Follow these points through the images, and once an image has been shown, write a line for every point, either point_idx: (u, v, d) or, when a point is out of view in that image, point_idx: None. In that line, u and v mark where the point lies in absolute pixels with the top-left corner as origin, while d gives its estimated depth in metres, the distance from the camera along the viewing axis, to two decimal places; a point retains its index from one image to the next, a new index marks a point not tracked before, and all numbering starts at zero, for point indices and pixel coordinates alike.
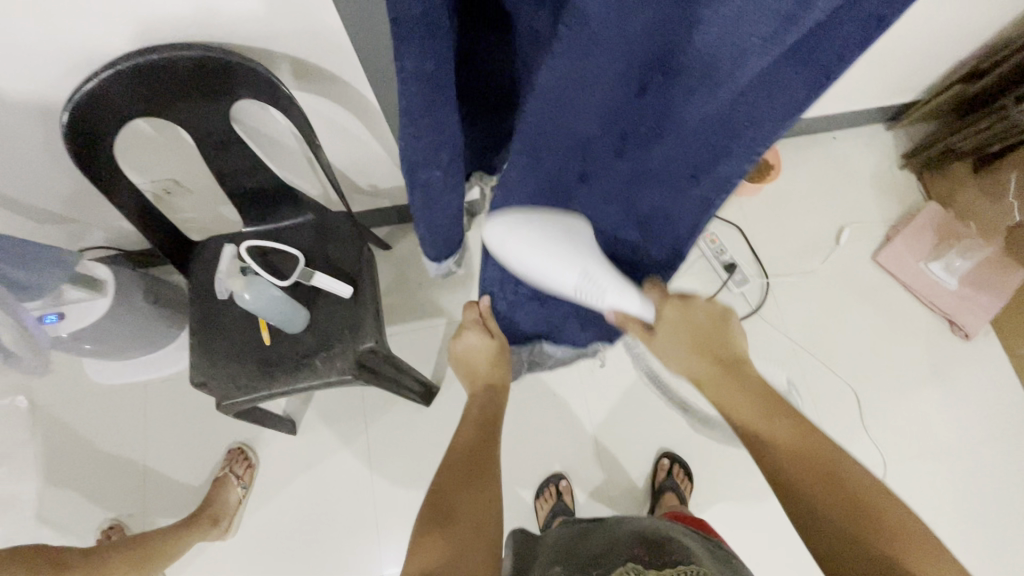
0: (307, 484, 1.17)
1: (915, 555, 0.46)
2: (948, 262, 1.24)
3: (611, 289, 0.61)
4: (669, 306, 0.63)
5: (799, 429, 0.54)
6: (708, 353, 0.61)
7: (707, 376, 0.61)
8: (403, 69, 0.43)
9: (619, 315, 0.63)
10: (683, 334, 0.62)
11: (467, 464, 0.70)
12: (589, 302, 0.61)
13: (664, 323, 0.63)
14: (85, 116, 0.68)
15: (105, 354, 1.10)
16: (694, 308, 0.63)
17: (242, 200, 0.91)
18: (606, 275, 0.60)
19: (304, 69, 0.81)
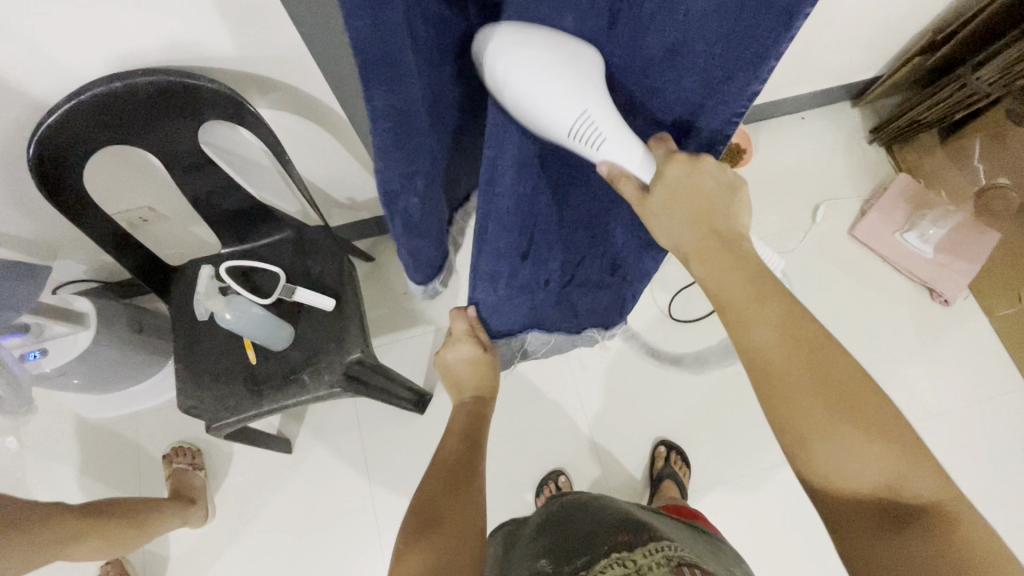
0: (307, 501, 1.16)
1: (917, 469, 0.46)
2: (923, 231, 1.27)
3: (612, 133, 0.46)
4: (673, 163, 0.50)
5: (808, 352, 0.48)
6: (707, 226, 0.52)
7: (703, 249, 0.52)
8: (373, 103, 0.39)
9: (612, 167, 0.49)
10: (683, 203, 0.51)
11: (453, 477, 0.71)
12: (583, 147, 0.47)
13: (664, 184, 0.49)
14: (51, 149, 0.68)
15: (92, 387, 1.09)
16: (703, 172, 0.51)
17: (219, 222, 0.91)
18: (607, 115, 0.45)
19: (269, 85, 0.81)
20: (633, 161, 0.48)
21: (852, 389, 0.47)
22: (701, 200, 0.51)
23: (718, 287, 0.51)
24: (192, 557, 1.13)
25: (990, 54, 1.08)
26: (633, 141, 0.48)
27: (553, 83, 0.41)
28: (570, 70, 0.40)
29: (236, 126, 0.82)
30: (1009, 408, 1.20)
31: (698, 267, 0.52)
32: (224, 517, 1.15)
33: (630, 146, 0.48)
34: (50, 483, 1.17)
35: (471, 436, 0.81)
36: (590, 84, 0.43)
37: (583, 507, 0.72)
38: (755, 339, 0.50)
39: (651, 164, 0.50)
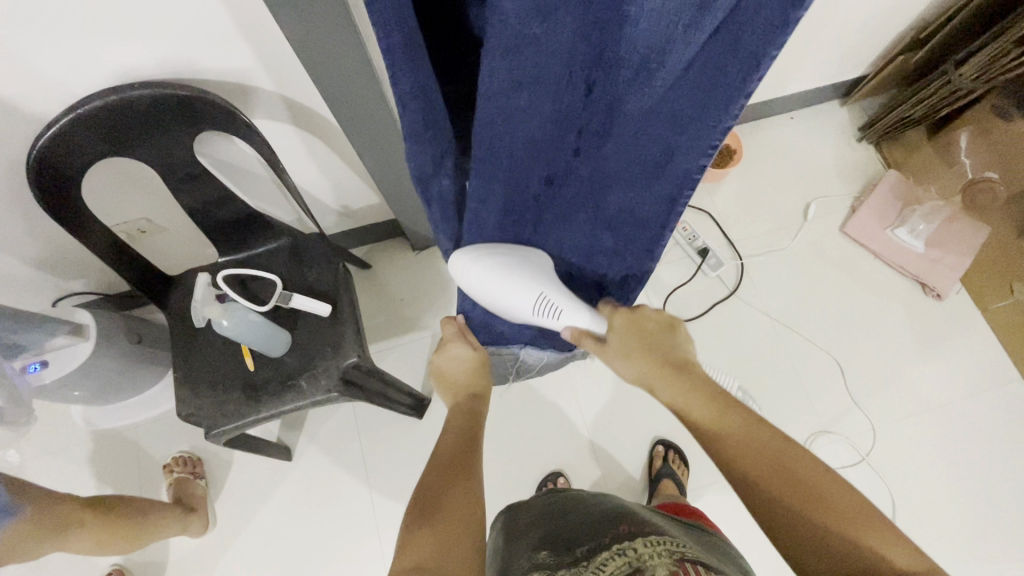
0: (307, 508, 1.16)
1: (863, 530, 0.47)
2: (913, 226, 1.28)
3: (565, 308, 0.69)
4: (618, 316, 0.66)
5: (748, 429, 0.54)
6: (658, 355, 0.62)
7: (652, 375, 0.61)
8: (395, 87, 0.44)
9: (573, 331, 0.68)
10: (632, 339, 0.64)
11: (454, 467, 0.70)
12: (545, 322, 0.70)
13: (614, 331, 0.65)
14: (51, 162, 0.70)
15: (93, 399, 1.10)
16: (643, 317, 0.66)
17: (216, 232, 0.93)
18: (559, 296, 0.69)
19: (263, 97, 0.83)
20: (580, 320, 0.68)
21: (813, 481, 0.50)
22: (649, 331, 0.64)
23: (681, 401, 0.58)
24: (193, 567, 1.13)
25: (977, 46, 1.10)
26: (580, 307, 0.69)
27: (507, 283, 0.69)
28: (522, 284, 0.69)
29: (231, 136, 0.84)
30: (1005, 400, 1.21)
31: (661, 394, 0.60)
32: (225, 526, 1.16)
33: (578, 314, 0.68)
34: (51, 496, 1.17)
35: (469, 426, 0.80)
36: (540, 284, 0.70)
37: (578, 505, 0.72)
38: (715, 441, 0.55)
39: (602, 320, 0.68)
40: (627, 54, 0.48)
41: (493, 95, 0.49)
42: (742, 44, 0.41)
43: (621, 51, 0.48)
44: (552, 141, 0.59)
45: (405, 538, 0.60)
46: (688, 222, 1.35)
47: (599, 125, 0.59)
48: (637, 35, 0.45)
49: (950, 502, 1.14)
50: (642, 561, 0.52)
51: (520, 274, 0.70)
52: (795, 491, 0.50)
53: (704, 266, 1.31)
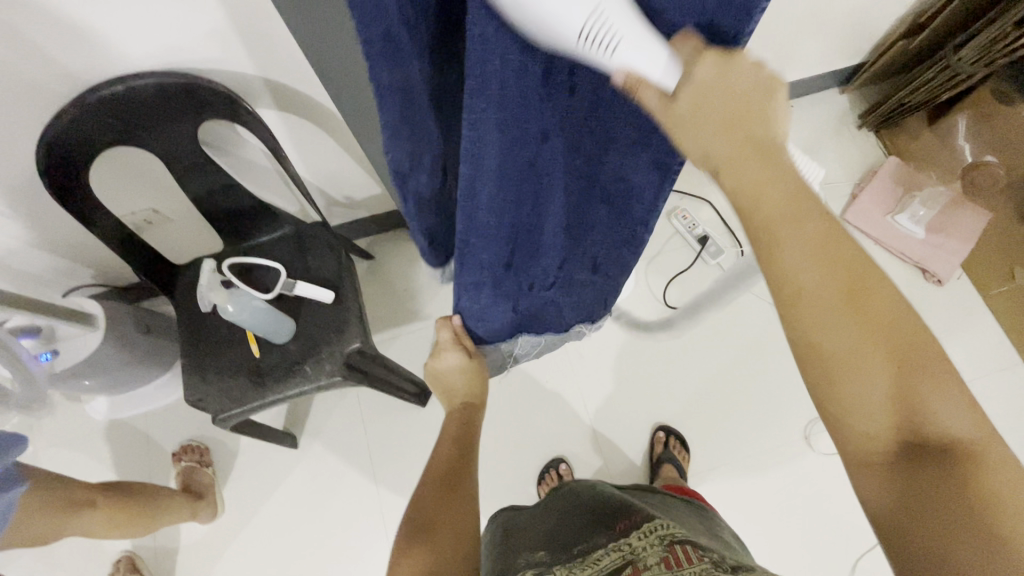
0: (313, 495, 1.18)
1: (938, 399, 0.37)
2: (913, 211, 1.29)
3: (628, 32, 0.32)
4: (703, 63, 0.34)
5: (853, 273, 0.37)
6: (746, 135, 0.37)
7: (732, 161, 0.37)
8: (380, 81, 0.41)
9: (627, 78, 0.34)
10: (712, 106, 0.36)
11: (449, 484, 0.71)
12: (582, 58, 0.33)
13: (690, 88, 0.35)
14: (61, 151, 0.72)
15: (103, 388, 1.12)
16: (738, 72, 0.35)
17: (221, 222, 0.95)
18: (621, 7, 0.31)
19: (266, 87, 0.84)
20: (651, 60, 0.33)
21: (897, 320, 0.37)
22: (743, 110, 0.36)
23: (750, 199, 0.37)
24: (203, 553, 1.15)
25: (972, 34, 1.10)
26: (653, 36, 0.33)
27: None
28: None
29: (234, 125, 0.85)
30: (1007, 384, 1.21)
31: (723, 181, 0.38)
32: (233, 512, 1.18)
33: (648, 48, 0.33)
34: None
35: (462, 439, 0.83)
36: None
37: (569, 506, 0.72)
38: (780, 261, 0.38)
39: (679, 70, 0.34)
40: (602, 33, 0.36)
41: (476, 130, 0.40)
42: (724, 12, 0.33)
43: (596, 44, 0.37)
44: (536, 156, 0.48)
45: (397, 558, 0.61)
46: (688, 210, 1.36)
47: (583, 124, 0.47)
48: None
49: None
50: (636, 554, 0.53)
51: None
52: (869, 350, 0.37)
53: (705, 253, 1.32)
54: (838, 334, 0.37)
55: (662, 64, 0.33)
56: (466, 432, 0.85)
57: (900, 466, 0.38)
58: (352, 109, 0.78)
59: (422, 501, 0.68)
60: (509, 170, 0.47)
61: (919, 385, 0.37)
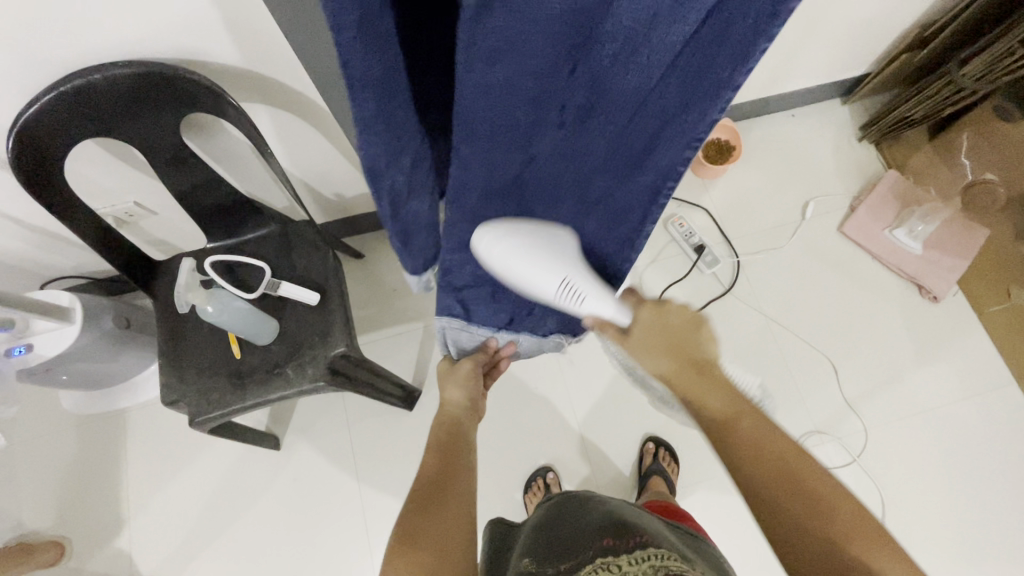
0: (295, 499, 1.16)
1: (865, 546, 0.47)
2: (911, 227, 1.27)
3: (589, 292, 0.61)
4: (645, 309, 0.61)
5: (767, 437, 0.53)
6: (682, 354, 0.58)
7: (678, 377, 0.57)
8: (352, 76, 0.38)
9: (595, 319, 0.62)
10: (658, 337, 0.59)
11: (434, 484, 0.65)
12: (565, 307, 0.62)
13: (640, 326, 0.60)
14: (34, 140, 0.69)
15: (80, 383, 1.10)
16: (668, 311, 0.61)
17: (205, 217, 0.91)
18: (585, 279, 0.61)
19: (253, 80, 0.81)
20: (606, 310, 0.61)
21: (826, 496, 0.50)
22: (677, 331, 0.59)
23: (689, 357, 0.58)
24: (182, 554, 1.12)
25: (976, 49, 1.09)
26: (607, 296, 0.61)
27: (529, 261, 0.58)
28: (539, 247, 0.59)
29: (220, 119, 0.82)
30: (997, 403, 1.20)
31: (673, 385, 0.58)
32: (211, 514, 1.15)
33: (603, 302, 0.61)
34: (38, 482, 1.17)
35: (451, 436, 0.76)
36: (568, 262, 0.61)
37: (568, 512, 0.70)
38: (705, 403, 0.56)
39: (627, 312, 0.61)
40: (612, 29, 0.39)
41: (465, 76, 0.39)
42: (715, 62, 0.41)
43: (604, 32, 0.40)
44: (529, 130, 0.48)
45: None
46: (685, 218, 1.34)
47: (581, 112, 0.49)
48: (620, 23, 0.39)
49: (937, 506, 1.14)
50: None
51: (540, 238, 0.60)
52: (803, 506, 0.50)
53: (700, 262, 1.30)
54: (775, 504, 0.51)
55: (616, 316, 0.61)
56: (455, 429, 0.78)
57: None
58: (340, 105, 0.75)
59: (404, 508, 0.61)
60: (499, 154, 0.50)
61: (827, 520, 0.49)
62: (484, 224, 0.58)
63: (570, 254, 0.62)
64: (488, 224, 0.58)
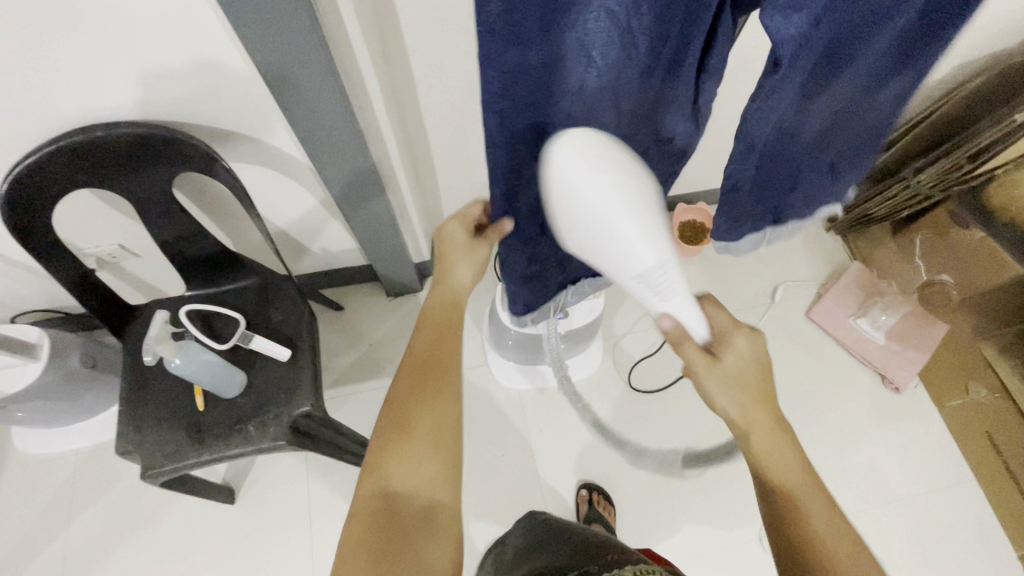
0: (243, 557, 1.10)
1: None
2: (875, 317, 1.32)
3: (679, 295, 0.55)
4: (738, 336, 0.61)
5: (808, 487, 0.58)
6: (766, 394, 0.61)
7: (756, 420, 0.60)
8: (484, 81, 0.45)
9: (677, 327, 0.58)
10: (746, 377, 0.60)
11: (433, 380, 0.62)
12: (648, 298, 0.56)
13: (731, 352, 0.60)
14: (25, 187, 0.71)
15: (33, 420, 1.07)
16: (755, 343, 0.62)
17: (186, 266, 0.93)
18: (676, 277, 0.54)
19: (250, 143, 0.86)
20: (692, 321, 0.57)
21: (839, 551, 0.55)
22: (762, 376, 0.61)
23: (783, 470, 0.59)
24: None
25: (931, 159, 1.17)
26: (698, 312, 0.57)
27: (626, 217, 0.49)
28: (632, 213, 0.49)
29: (211, 177, 0.85)
30: (959, 498, 1.21)
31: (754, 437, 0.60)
32: (150, 570, 1.09)
33: (687, 308, 0.56)
34: None
35: (451, 324, 0.68)
36: (667, 243, 0.52)
37: (561, 537, 0.74)
38: (808, 521, 0.56)
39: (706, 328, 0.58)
40: None
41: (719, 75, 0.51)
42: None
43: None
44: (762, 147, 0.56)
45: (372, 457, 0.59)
46: None
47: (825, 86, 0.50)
48: None
49: None
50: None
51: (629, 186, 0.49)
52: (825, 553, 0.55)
53: None
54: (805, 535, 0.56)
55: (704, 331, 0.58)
56: (455, 307, 0.70)
57: None
58: None
59: (395, 391, 0.62)
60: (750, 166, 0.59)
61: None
62: (568, 139, 0.49)
63: (662, 232, 0.52)
64: (567, 139, 0.49)
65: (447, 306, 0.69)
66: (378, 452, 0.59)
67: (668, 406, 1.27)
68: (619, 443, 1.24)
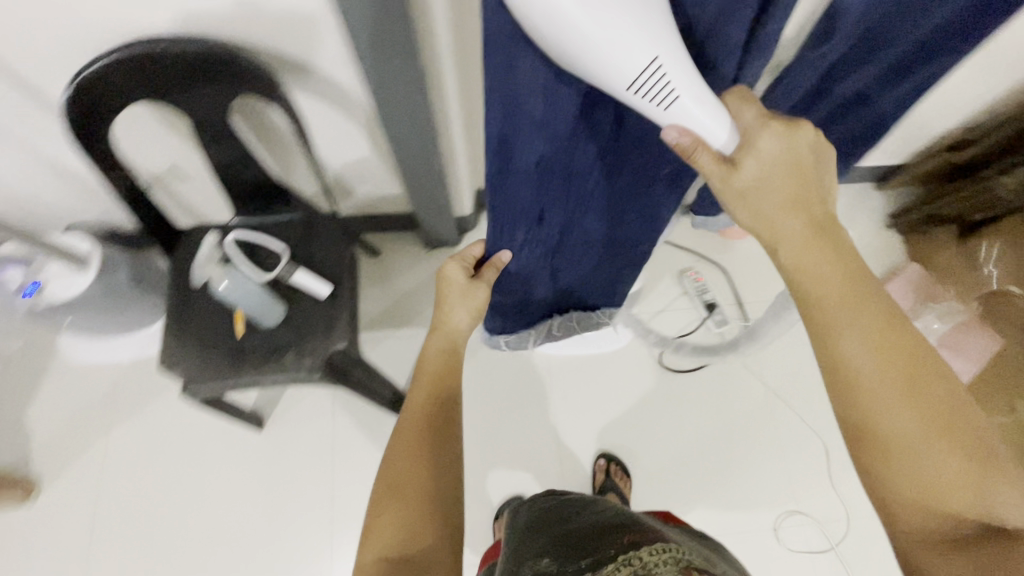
0: (266, 482, 1.14)
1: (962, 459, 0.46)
2: (927, 322, 1.26)
3: (685, 91, 0.45)
4: (767, 134, 0.48)
5: (892, 348, 0.48)
6: (807, 216, 0.50)
7: (796, 236, 0.50)
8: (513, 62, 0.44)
9: (687, 135, 0.48)
10: (779, 185, 0.50)
11: (426, 428, 0.69)
12: (650, 110, 0.46)
13: (754, 154, 0.49)
14: (90, 93, 0.70)
15: (79, 329, 1.11)
16: (800, 138, 0.50)
17: (236, 192, 0.93)
18: (680, 67, 0.44)
19: (311, 73, 0.84)
20: (704, 120, 0.47)
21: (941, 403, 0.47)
22: (803, 184, 0.50)
23: (813, 286, 0.50)
24: (141, 517, 1.11)
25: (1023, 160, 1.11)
26: (716, 105, 0.47)
27: (617, 17, 0.39)
28: (623, 10, 0.39)
29: (270, 103, 0.84)
30: None
31: (787, 258, 0.51)
32: (179, 482, 1.14)
33: (698, 109, 0.46)
34: (19, 418, 1.17)
35: (447, 375, 0.76)
36: (667, 35, 0.42)
37: (580, 507, 0.72)
38: (838, 349, 0.49)
39: (726, 128, 0.48)
40: None
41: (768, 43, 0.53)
42: None
43: None
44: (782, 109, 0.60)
45: (369, 517, 0.63)
46: (701, 273, 1.34)
47: None
48: None
49: None
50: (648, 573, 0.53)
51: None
52: (928, 424, 0.47)
53: (709, 320, 1.29)
54: (892, 414, 0.47)
55: (724, 135, 0.48)
56: (451, 358, 0.78)
57: (945, 546, 0.48)
58: None
59: (393, 453, 0.67)
60: None
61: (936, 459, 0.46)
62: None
63: (661, 18, 0.41)
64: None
65: (445, 356, 0.78)
66: (376, 506, 0.63)
67: (696, 388, 1.25)
68: (642, 419, 1.23)
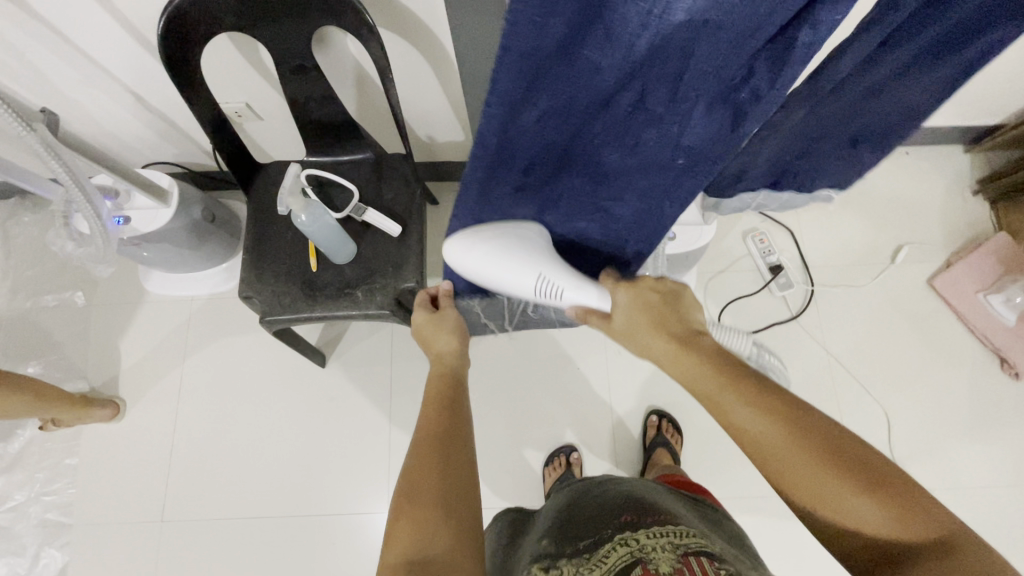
0: (327, 415, 1.20)
1: (875, 497, 0.45)
2: (1009, 296, 1.17)
3: (567, 287, 0.68)
4: (620, 290, 0.65)
5: (760, 406, 0.50)
6: (666, 328, 0.60)
7: (665, 353, 0.58)
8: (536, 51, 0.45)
9: (578, 310, 0.69)
10: (637, 316, 0.62)
11: (439, 442, 0.59)
12: (548, 301, 0.70)
13: (619, 306, 0.65)
14: (183, 19, 0.72)
15: (157, 262, 1.17)
16: (643, 288, 0.64)
17: (312, 131, 0.94)
18: (559, 274, 0.69)
19: (390, 5, 0.83)
20: (581, 296, 0.68)
21: (835, 442, 0.47)
22: (657, 306, 0.62)
23: (688, 375, 0.56)
24: (213, 440, 1.19)
25: None
26: (586, 286, 0.68)
27: (508, 263, 0.69)
28: (515, 259, 0.69)
29: (348, 36, 0.84)
30: None
31: (668, 367, 0.58)
32: (248, 408, 1.21)
33: (580, 292, 0.68)
34: (106, 342, 1.26)
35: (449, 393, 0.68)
36: (543, 262, 0.69)
37: (586, 496, 0.70)
38: (732, 421, 0.51)
39: (605, 297, 0.67)
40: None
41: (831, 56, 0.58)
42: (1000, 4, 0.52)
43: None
44: (823, 97, 0.66)
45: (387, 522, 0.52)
46: (767, 235, 1.29)
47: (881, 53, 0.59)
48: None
49: None
50: (644, 552, 0.52)
51: (515, 240, 0.70)
52: (821, 462, 0.47)
53: (773, 283, 1.26)
54: (790, 468, 0.48)
55: (596, 301, 0.68)
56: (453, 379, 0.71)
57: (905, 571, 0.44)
58: (473, 46, 0.76)
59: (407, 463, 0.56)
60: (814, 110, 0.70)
61: (846, 492, 0.46)
62: (449, 243, 0.72)
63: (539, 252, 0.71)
64: (453, 238, 0.72)
65: (444, 379, 0.70)
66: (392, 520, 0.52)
67: None
68: None
